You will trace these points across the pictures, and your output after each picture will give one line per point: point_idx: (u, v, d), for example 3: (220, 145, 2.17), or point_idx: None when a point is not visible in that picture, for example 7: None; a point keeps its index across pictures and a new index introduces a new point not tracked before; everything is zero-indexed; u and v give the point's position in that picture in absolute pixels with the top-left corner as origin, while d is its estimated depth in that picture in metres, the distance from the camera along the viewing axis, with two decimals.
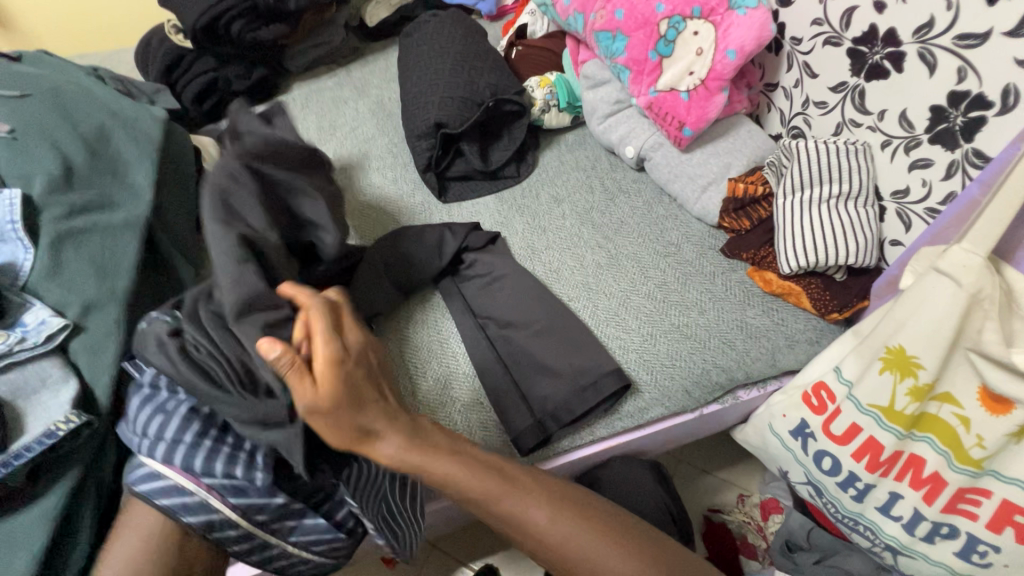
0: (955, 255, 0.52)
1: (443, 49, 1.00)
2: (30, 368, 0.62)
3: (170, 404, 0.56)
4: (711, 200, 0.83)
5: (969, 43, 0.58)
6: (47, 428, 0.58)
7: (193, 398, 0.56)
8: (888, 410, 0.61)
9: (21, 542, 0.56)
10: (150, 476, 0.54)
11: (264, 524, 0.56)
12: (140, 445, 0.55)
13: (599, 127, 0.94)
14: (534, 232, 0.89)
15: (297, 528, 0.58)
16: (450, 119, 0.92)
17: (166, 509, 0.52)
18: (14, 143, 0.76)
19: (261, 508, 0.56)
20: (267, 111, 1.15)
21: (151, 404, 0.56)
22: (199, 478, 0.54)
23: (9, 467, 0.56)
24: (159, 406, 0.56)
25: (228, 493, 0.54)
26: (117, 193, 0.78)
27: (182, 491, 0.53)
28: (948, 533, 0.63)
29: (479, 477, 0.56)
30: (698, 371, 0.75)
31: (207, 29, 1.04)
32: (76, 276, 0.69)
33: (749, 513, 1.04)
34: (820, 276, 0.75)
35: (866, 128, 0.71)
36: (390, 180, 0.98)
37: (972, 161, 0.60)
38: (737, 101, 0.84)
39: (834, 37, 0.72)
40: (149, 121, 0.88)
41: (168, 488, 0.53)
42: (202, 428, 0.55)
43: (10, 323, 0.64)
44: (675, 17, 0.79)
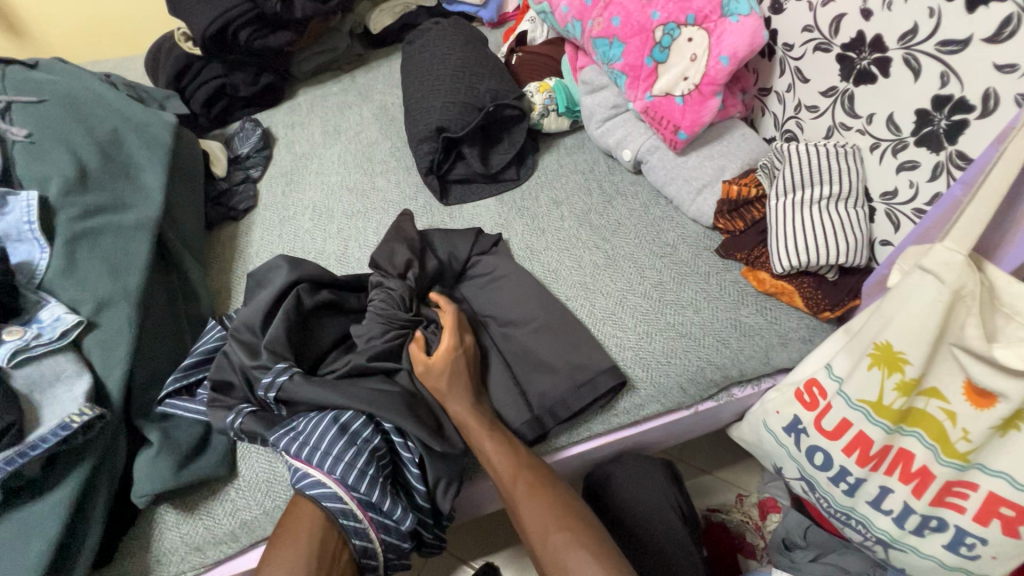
0: (938, 253, 0.54)
1: (445, 55, 1.03)
2: (46, 363, 0.64)
3: (360, 433, 0.63)
4: (706, 202, 0.85)
5: (951, 49, 0.60)
6: (62, 420, 0.60)
7: (350, 419, 0.64)
8: (876, 405, 0.63)
9: (37, 530, 0.58)
10: (314, 481, 0.61)
11: (386, 535, 0.61)
12: (306, 454, 0.61)
13: (597, 130, 0.96)
14: (534, 234, 0.91)
15: (391, 529, 0.61)
16: (452, 123, 0.95)
17: (329, 512, 0.59)
18: (32, 147, 0.79)
19: (389, 528, 0.61)
20: (273, 116, 1.18)
21: (334, 426, 0.63)
22: (349, 490, 0.60)
23: (26, 456, 0.58)
24: (354, 437, 0.63)
25: (369, 512, 0.60)
26: (129, 195, 0.81)
27: (337, 496, 0.59)
28: (937, 526, 0.64)
29: (501, 454, 0.65)
30: (692, 369, 0.77)
31: (216, 37, 1.07)
32: (91, 275, 0.72)
33: (747, 512, 1.04)
34: (812, 276, 0.77)
35: (855, 131, 0.73)
36: (393, 184, 1.01)
37: (956, 162, 0.62)
38: (732, 105, 0.87)
39: (824, 43, 0.74)
40: (160, 125, 0.91)
41: (328, 492, 0.60)
42: (363, 454, 0.61)
43: (27, 320, 0.66)
44: (670, 25, 0.81)
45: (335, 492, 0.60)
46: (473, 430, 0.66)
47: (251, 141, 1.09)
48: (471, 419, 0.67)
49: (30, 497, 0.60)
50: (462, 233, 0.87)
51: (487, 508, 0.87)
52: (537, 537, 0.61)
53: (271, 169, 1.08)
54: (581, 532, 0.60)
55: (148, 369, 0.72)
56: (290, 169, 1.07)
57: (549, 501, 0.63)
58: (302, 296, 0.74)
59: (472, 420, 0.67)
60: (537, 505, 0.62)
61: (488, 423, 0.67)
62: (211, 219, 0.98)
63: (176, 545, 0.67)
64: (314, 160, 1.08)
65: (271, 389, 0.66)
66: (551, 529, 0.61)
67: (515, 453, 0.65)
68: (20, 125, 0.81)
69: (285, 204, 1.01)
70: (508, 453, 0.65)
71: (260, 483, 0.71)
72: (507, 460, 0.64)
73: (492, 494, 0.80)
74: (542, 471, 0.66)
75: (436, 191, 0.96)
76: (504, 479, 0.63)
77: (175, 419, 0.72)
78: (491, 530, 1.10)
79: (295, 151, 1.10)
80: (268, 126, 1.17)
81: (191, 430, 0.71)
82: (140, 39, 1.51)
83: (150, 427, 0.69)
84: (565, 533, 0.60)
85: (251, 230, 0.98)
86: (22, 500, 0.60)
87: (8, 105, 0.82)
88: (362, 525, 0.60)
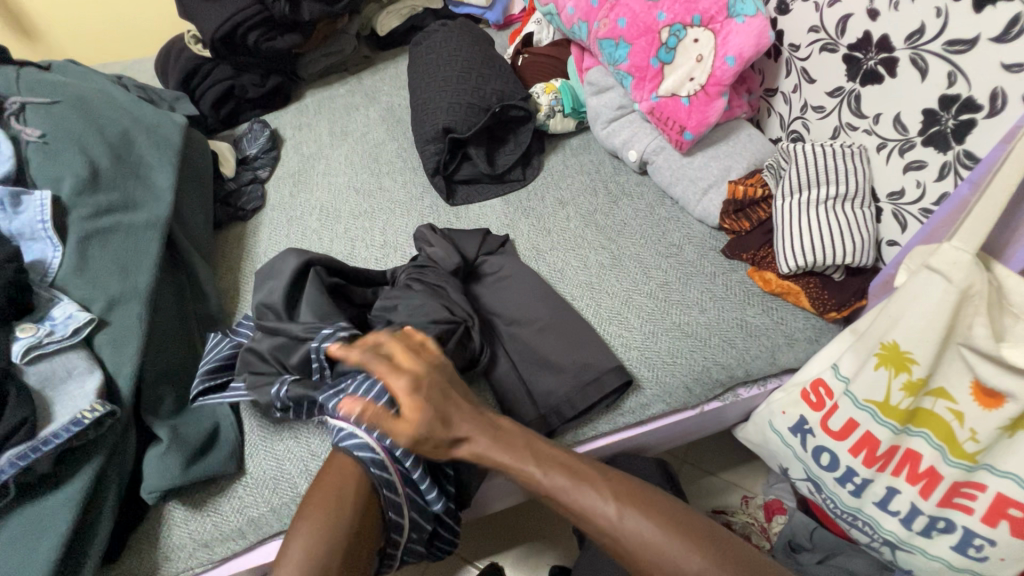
0: (945, 252, 0.54)
1: (452, 57, 1.03)
2: (59, 360, 0.65)
3: None
4: (712, 202, 0.85)
5: (958, 49, 0.60)
6: (74, 416, 0.61)
7: None
8: (883, 405, 0.63)
9: (49, 525, 0.59)
10: (361, 442, 0.61)
11: (415, 512, 0.63)
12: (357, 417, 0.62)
13: (603, 131, 0.97)
14: (540, 234, 0.91)
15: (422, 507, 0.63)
16: (459, 124, 0.95)
17: (374, 477, 0.59)
18: (45, 147, 0.80)
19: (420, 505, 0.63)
20: (281, 118, 1.19)
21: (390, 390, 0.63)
22: (394, 459, 0.62)
23: (39, 451, 0.59)
24: None
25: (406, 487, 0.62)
26: (140, 195, 0.82)
27: (383, 463, 0.60)
28: (945, 528, 0.64)
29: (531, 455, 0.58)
30: (698, 369, 0.77)
31: (225, 39, 1.08)
32: (102, 273, 0.73)
33: (753, 514, 1.04)
34: (818, 276, 0.77)
35: (862, 131, 0.73)
36: (400, 184, 1.02)
37: (963, 163, 0.62)
38: (737, 106, 0.87)
39: (830, 43, 0.74)
40: (170, 126, 0.92)
41: (376, 458, 0.60)
42: None
43: (40, 317, 0.67)
44: (676, 26, 0.82)
45: (382, 458, 0.61)
46: (507, 462, 0.58)
47: (259, 142, 1.10)
48: (486, 444, 0.58)
49: (42, 492, 0.61)
50: (469, 233, 0.88)
51: (493, 507, 0.87)
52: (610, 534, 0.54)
53: (278, 170, 1.09)
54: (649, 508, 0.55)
55: (158, 367, 0.73)
56: (298, 169, 1.08)
57: (632, 512, 0.54)
58: (320, 275, 0.75)
59: (430, 420, 0.57)
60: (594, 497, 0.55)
61: (520, 443, 0.59)
62: (220, 219, 0.99)
63: (185, 541, 0.68)
64: (321, 161, 1.09)
65: (321, 354, 0.66)
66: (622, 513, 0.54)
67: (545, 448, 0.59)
68: (34, 126, 0.82)
69: (292, 204, 1.02)
70: (564, 475, 0.57)
71: (268, 481, 0.71)
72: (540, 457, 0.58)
73: (498, 493, 0.80)
74: (607, 481, 0.57)
75: (442, 191, 0.96)
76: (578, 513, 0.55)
77: (185, 416, 0.72)
78: (496, 531, 1.10)
79: (302, 152, 1.11)
80: (276, 127, 1.18)
81: (200, 427, 0.72)
82: (154, 37, 1.52)
83: (159, 424, 0.69)
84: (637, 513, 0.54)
85: (259, 230, 0.99)
86: (34, 495, 0.61)
87: (22, 106, 0.83)
88: (399, 499, 0.61)
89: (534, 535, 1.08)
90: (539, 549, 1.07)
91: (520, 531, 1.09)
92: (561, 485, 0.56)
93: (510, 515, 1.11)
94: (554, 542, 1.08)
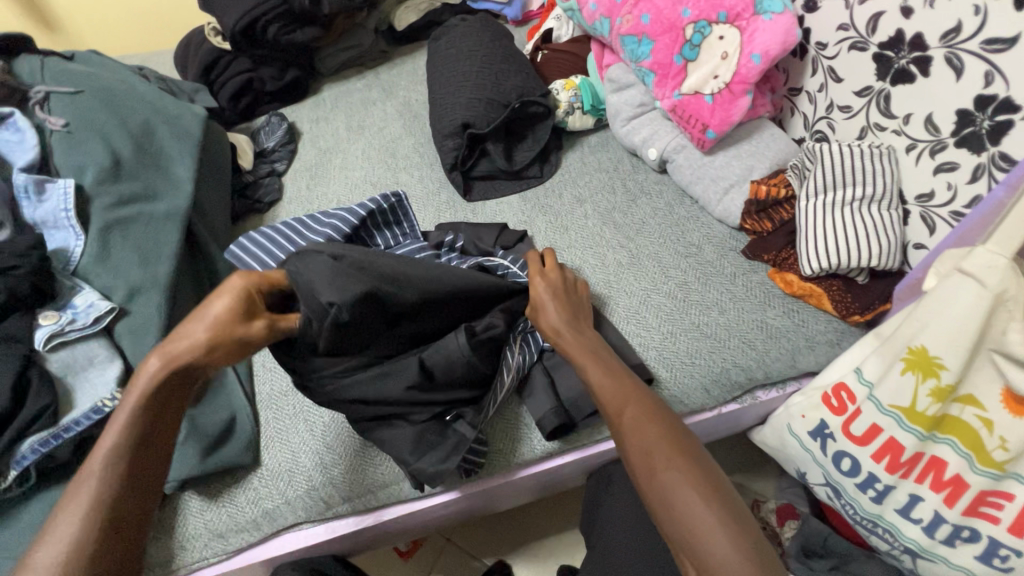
0: (979, 256, 0.53)
1: (471, 52, 1.03)
2: (80, 347, 0.66)
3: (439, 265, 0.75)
4: (733, 202, 0.84)
5: (996, 48, 0.58)
6: (94, 404, 0.62)
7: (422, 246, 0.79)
8: (909, 410, 0.61)
9: None
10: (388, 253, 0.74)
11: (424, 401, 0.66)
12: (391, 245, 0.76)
13: (622, 129, 0.96)
14: (557, 231, 0.91)
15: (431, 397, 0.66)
16: (477, 119, 0.95)
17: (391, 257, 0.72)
18: (69, 137, 0.80)
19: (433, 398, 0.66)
20: (299, 111, 1.20)
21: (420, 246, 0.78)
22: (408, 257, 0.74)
23: (60, 438, 0.60)
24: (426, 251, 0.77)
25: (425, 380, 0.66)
26: (161, 186, 0.82)
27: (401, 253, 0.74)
28: (969, 537, 0.63)
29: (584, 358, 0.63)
30: (716, 370, 0.76)
31: (246, 32, 1.09)
32: (123, 262, 0.73)
33: (765, 519, 1.03)
34: (841, 278, 0.76)
35: (891, 132, 0.72)
36: (417, 180, 1.01)
37: (998, 164, 0.60)
38: (761, 104, 0.86)
39: (860, 42, 0.73)
40: (190, 117, 0.92)
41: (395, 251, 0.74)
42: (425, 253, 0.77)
43: (62, 305, 0.67)
44: (701, 22, 0.81)
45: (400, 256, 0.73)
46: (575, 354, 0.64)
47: (277, 135, 1.10)
48: (566, 335, 0.66)
49: (63, 479, 0.62)
50: (487, 229, 0.87)
51: (505, 504, 0.87)
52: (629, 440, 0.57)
53: (295, 163, 1.09)
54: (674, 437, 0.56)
55: None
56: (315, 163, 1.08)
57: (655, 425, 0.57)
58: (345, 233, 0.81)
59: (538, 303, 0.69)
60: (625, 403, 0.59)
61: (588, 346, 0.65)
62: (237, 211, 1.00)
63: (201, 531, 0.69)
64: (338, 155, 1.09)
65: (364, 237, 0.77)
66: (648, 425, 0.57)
67: (602, 361, 0.63)
68: (58, 115, 0.82)
69: (309, 197, 1.02)
70: (611, 378, 0.61)
71: (283, 473, 0.72)
72: (596, 364, 0.63)
73: (512, 489, 0.79)
74: (646, 395, 0.60)
75: (460, 186, 0.96)
76: (607, 408, 0.59)
77: (203, 406, 0.73)
78: (502, 528, 1.10)
79: (319, 145, 1.11)
80: (294, 120, 1.18)
81: (217, 418, 0.72)
82: (177, 26, 1.51)
83: None
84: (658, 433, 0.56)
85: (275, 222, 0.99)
86: (54, 481, 0.62)
87: (47, 95, 0.84)
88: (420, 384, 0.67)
89: (541, 533, 1.08)
90: (546, 548, 1.07)
91: (527, 530, 1.09)
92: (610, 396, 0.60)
93: (518, 512, 1.11)
94: (561, 541, 1.08)
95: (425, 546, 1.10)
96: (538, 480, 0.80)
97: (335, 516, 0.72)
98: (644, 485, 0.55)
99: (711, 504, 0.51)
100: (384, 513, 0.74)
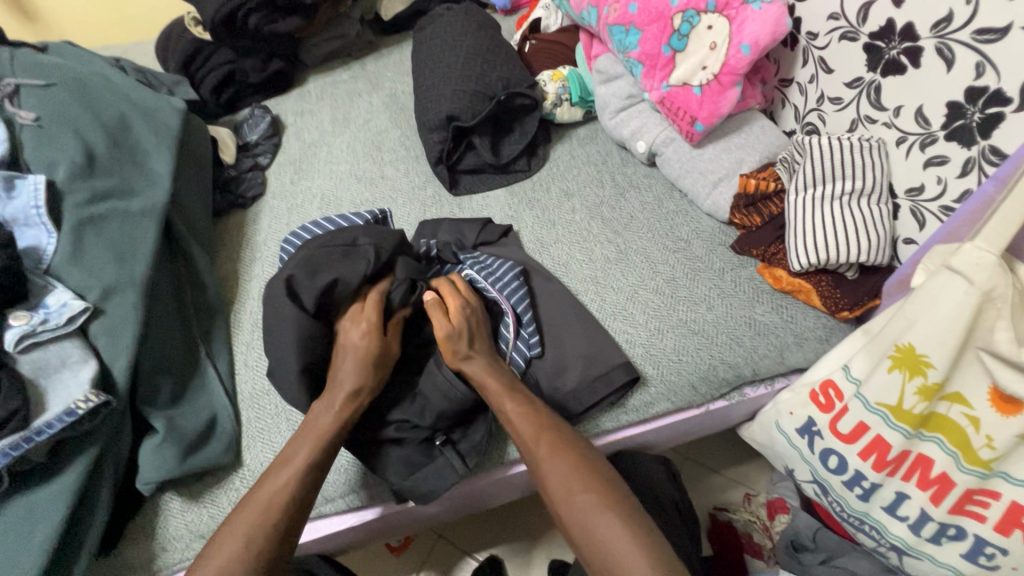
0: (968, 253, 0.52)
1: (457, 42, 1.01)
2: (53, 349, 0.64)
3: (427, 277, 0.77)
4: (722, 196, 0.83)
5: (988, 38, 0.57)
6: (67, 406, 0.60)
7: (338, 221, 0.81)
8: (896, 408, 0.61)
9: (45, 514, 0.59)
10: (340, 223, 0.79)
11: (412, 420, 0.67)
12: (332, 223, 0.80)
13: (611, 121, 0.94)
14: (544, 226, 0.89)
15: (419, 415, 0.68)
16: (463, 112, 0.93)
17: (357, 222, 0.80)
18: (40, 131, 0.78)
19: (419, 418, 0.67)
20: (283, 103, 1.17)
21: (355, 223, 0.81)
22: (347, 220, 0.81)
23: (32, 442, 0.58)
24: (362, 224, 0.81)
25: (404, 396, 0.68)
26: (137, 181, 0.80)
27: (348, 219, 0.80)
28: (955, 535, 0.62)
29: (513, 404, 0.63)
30: (704, 367, 0.75)
31: (226, 22, 1.06)
32: (97, 260, 0.71)
33: (754, 512, 1.03)
34: (830, 273, 0.74)
35: (881, 124, 0.70)
36: (402, 173, 1.00)
37: (988, 158, 0.59)
38: (751, 96, 0.84)
39: (850, 32, 0.71)
40: (168, 111, 0.90)
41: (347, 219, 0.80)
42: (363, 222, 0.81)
43: (34, 305, 0.66)
44: (689, 11, 0.79)
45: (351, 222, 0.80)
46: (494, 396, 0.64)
47: (260, 128, 1.08)
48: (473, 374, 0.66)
49: (37, 482, 0.61)
50: (472, 224, 0.86)
51: (493, 502, 0.87)
52: (561, 496, 0.59)
53: (279, 157, 1.07)
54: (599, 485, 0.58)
55: (157, 356, 0.72)
56: (299, 157, 1.06)
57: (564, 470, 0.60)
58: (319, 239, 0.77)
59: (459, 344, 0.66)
60: (552, 459, 0.60)
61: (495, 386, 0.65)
62: (219, 207, 0.98)
63: (180, 532, 0.67)
64: (322, 148, 1.06)
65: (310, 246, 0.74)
66: (574, 479, 0.59)
67: (532, 410, 0.63)
68: (29, 108, 0.80)
69: (293, 192, 1.00)
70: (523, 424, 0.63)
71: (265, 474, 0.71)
72: (523, 414, 0.63)
73: (498, 488, 0.79)
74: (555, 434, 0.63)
75: (446, 181, 0.94)
76: (526, 444, 0.62)
77: (183, 407, 0.72)
78: (492, 523, 1.09)
79: (304, 138, 1.09)
80: (277, 113, 1.15)
81: (198, 418, 0.72)
82: (159, 14, 1.48)
83: (156, 415, 0.69)
84: (590, 490, 0.58)
85: (259, 218, 0.97)
86: (28, 485, 0.61)
87: (17, 88, 0.81)
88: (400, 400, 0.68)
89: (532, 528, 1.08)
90: (535, 542, 1.06)
91: (517, 524, 1.09)
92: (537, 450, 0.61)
93: (508, 507, 1.10)
94: (551, 535, 1.07)
95: (415, 542, 1.10)
96: (525, 478, 0.80)
97: (320, 515, 0.71)
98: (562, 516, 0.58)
99: (621, 527, 0.55)
100: (369, 512, 0.73)
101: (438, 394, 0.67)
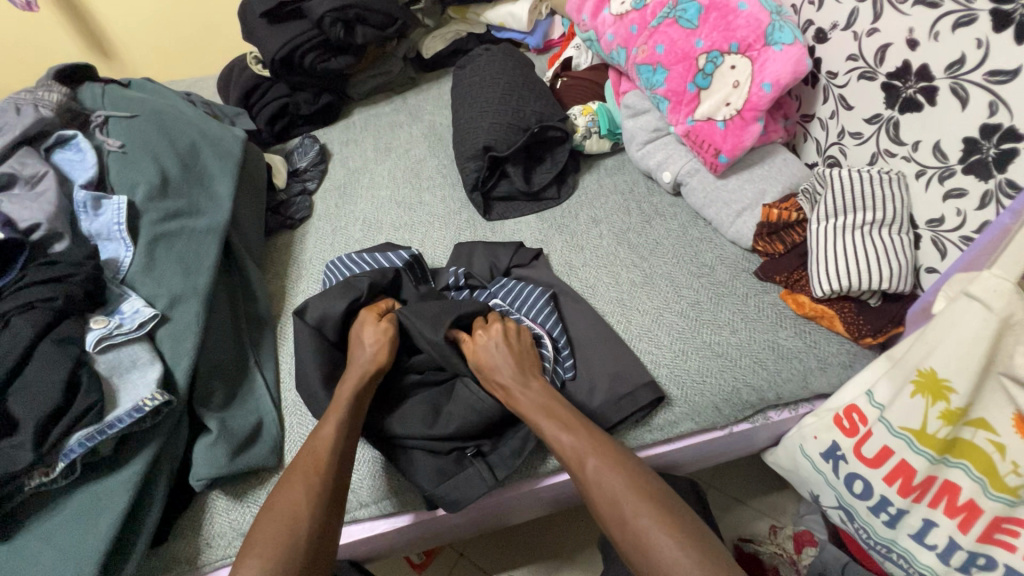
0: (985, 280, 0.55)
1: (494, 79, 1.08)
2: (125, 350, 0.71)
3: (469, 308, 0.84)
4: (745, 224, 0.86)
5: (1000, 79, 0.60)
6: (136, 403, 0.66)
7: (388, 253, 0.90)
8: (919, 433, 0.62)
9: (108, 503, 0.64)
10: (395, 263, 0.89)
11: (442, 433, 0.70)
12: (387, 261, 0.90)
13: (638, 153, 0.99)
14: (573, 250, 0.94)
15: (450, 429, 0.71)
16: (498, 143, 0.99)
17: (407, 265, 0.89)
18: (124, 157, 0.87)
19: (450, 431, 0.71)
20: (330, 134, 1.27)
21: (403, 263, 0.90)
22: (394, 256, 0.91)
23: (104, 434, 0.63)
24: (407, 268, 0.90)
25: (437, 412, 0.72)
26: (203, 202, 0.89)
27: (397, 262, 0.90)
28: (986, 565, 0.62)
29: (552, 420, 0.65)
30: (727, 390, 0.77)
31: (284, 61, 1.16)
32: (166, 272, 0.79)
33: (781, 545, 1.01)
34: (852, 301, 0.76)
35: (901, 158, 0.73)
36: (439, 199, 1.06)
37: (1005, 191, 0.61)
38: (773, 130, 0.89)
39: (868, 71, 0.75)
40: (231, 139, 0.99)
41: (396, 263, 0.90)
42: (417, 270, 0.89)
43: (110, 311, 0.73)
44: (713, 53, 0.84)
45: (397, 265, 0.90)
46: (524, 411, 0.67)
47: (309, 156, 1.17)
48: (513, 382, 0.68)
49: (103, 473, 0.66)
50: (502, 246, 0.91)
51: (517, 518, 0.89)
52: (608, 505, 0.59)
53: (325, 182, 1.15)
54: (648, 493, 0.59)
55: (212, 362, 0.78)
56: (343, 182, 1.14)
57: (624, 475, 0.60)
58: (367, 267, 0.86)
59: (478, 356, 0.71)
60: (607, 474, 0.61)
61: (540, 401, 0.67)
62: (270, 227, 1.06)
63: (225, 529, 0.71)
64: (365, 175, 1.14)
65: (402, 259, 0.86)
66: (620, 487, 0.59)
67: (572, 426, 0.65)
68: (115, 137, 0.90)
69: (338, 215, 1.07)
70: (570, 434, 0.64)
71: None
72: (565, 430, 0.64)
73: (523, 502, 0.81)
74: (609, 444, 0.64)
75: (480, 207, 1.00)
76: (568, 461, 0.63)
77: (233, 409, 0.77)
78: (513, 544, 1.10)
79: (348, 166, 1.17)
80: (325, 142, 1.25)
81: (245, 421, 0.77)
82: (222, 53, 1.62)
83: (209, 416, 0.74)
84: (638, 498, 0.58)
85: (306, 238, 1.05)
86: (96, 475, 0.66)
87: (106, 119, 0.92)
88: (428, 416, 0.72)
89: (552, 551, 1.08)
90: (556, 566, 1.07)
91: (537, 546, 1.09)
92: (584, 460, 0.62)
93: (528, 528, 1.11)
94: (570, 560, 1.07)
95: (437, 559, 1.11)
96: (551, 493, 0.82)
97: (353, 520, 0.75)
98: (613, 526, 0.59)
99: (675, 537, 0.55)
100: (399, 520, 0.76)
101: (466, 406, 0.71)
